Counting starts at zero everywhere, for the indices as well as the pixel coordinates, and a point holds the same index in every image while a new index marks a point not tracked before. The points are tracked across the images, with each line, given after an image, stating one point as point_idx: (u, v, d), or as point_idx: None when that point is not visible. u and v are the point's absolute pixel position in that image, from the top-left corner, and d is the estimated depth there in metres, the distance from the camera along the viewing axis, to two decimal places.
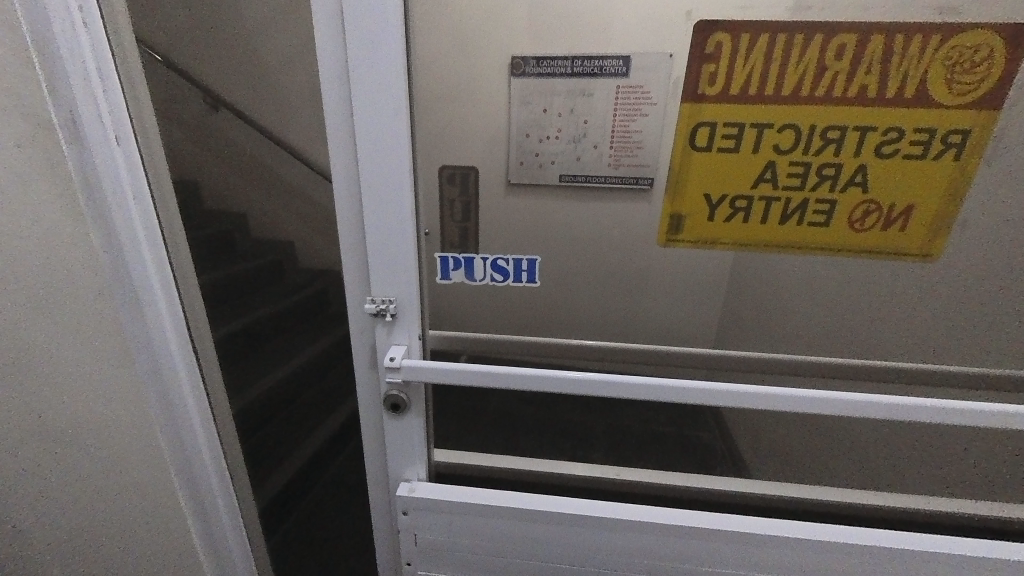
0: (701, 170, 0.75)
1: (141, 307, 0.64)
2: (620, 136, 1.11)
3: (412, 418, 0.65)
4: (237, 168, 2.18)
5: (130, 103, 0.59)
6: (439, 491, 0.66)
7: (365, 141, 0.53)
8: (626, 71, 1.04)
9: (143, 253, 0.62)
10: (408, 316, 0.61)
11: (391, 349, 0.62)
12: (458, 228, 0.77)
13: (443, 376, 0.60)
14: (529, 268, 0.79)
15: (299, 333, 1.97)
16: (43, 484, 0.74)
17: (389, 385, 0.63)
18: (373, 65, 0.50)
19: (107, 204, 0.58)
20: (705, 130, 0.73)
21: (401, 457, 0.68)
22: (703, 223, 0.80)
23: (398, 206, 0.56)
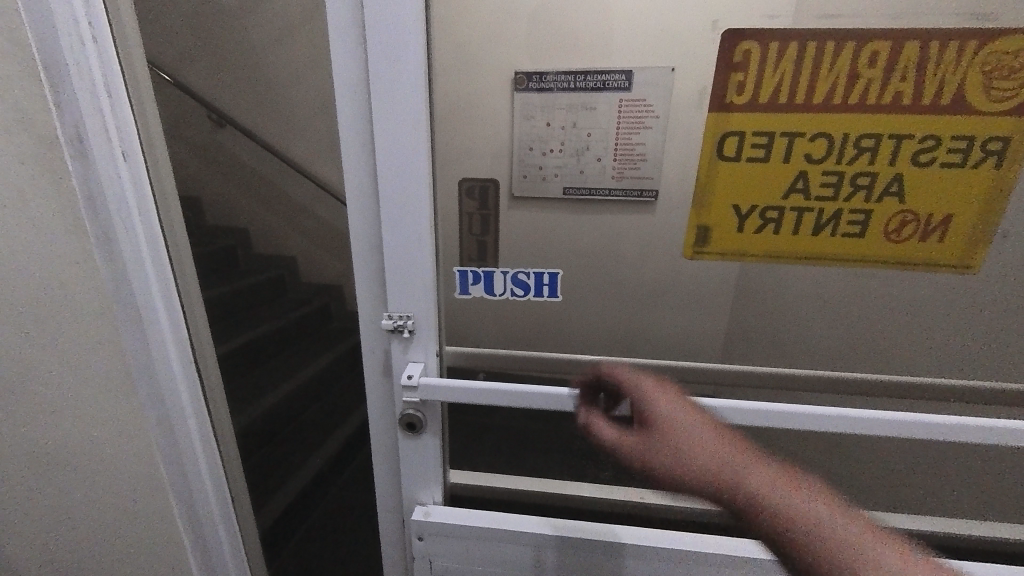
0: (730, 179, 0.75)
1: (143, 327, 0.61)
2: (622, 147, 1.12)
3: (428, 438, 0.63)
4: (238, 184, 2.17)
5: (138, 119, 0.57)
6: (456, 516, 0.63)
7: (385, 154, 0.52)
8: (629, 86, 1.06)
9: (146, 273, 0.59)
10: (426, 332, 0.59)
11: (408, 366, 0.60)
12: (476, 243, 0.73)
13: (461, 395, 0.57)
14: (551, 283, 0.75)
15: (299, 349, 1.94)
16: (33, 511, 0.70)
17: (404, 404, 0.61)
18: (393, 75, 0.49)
19: (112, 219, 0.56)
20: (733, 140, 0.73)
21: (416, 479, 0.65)
22: (731, 235, 0.79)
23: (416, 219, 0.54)
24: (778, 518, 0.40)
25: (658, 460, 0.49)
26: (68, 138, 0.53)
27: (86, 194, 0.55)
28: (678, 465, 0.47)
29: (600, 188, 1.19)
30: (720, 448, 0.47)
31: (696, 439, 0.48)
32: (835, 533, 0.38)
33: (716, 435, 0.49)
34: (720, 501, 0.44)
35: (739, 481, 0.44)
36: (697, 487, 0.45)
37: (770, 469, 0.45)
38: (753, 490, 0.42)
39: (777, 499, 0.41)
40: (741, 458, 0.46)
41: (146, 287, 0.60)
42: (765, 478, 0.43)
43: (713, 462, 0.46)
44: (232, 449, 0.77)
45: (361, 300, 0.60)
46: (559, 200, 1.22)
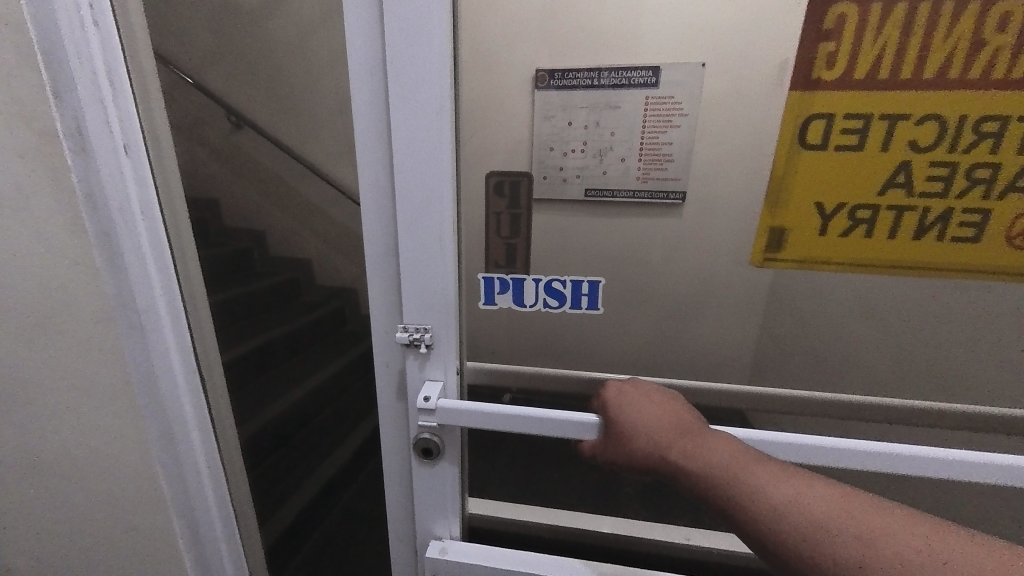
0: (811, 169, 0.82)
1: (145, 333, 0.57)
2: (650, 148, 1.12)
3: (446, 466, 0.57)
4: (254, 187, 2.18)
5: (143, 112, 0.54)
6: (474, 555, 0.57)
7: (405, 149, 0.47)
8: (656, 82, 1.06)
9: (147, 277, 0.55)
10: (445, 347, 0.54)
11: (425, 386, 0.54)
12: (504, 247, 0.65)
13: (483, 421, 0.51)
14: (590, 293, 0.73)
15: (313, 353, 1.91)
16: (34, 525, 0.68)
17: (420, 428, 0.55)
18: (414, 59, 0.44)
19: (113, 218, 0.53)
20: (819, 125, 0.79)
21: (433, 509, 0.60)
22: (812, 236, 0.86)
23: (437, 222, 0.49)
24: (707, 482, 0.39)
25: (610, 442, 0.47)
26: (71, 134, 0.50)
27: (85, 191, 0.52)
28: (624, 443, 0.46)
29: (623, 190, 1.16)
30: (673, 420, 0.45)
31: (637, 409, 0.47)
32: (753, 482, 0.37)
33: (660, 405, 0.47)
34: (660, 470, 0.43)
35: (684, 454, 0.42)
36: (637, 458, 0.45)
37: (709, 433, 0.43)
38: (682, 458, 0.42)
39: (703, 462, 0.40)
40: (684, 426, 0.45)
41: (148, 292, 0.56)
42: (698, 446, 0.42)
43: (657, 434, 0.44)
44: (238, 462, 0.72)
45: (375, 309, 0.55)
46: (580, 202, 1.16)
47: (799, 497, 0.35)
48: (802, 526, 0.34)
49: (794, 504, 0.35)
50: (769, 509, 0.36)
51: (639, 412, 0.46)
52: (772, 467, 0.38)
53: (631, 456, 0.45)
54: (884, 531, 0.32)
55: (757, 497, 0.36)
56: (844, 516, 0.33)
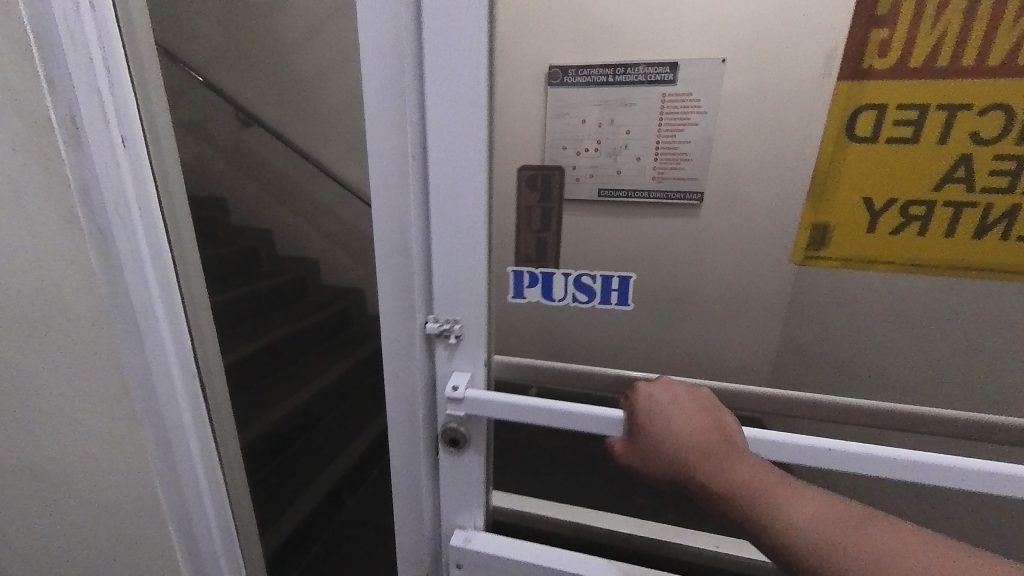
0: (861, 161, 0.68)
1: (142, 337, 0.53)
2: (665, 148, 1.10)
3: (472, 455, 0.55)
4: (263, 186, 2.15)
5: (140, 102, 0.50)
6: (499, 547, 0.55)
7: (437, 133, 0.44)
8: (672, 79, 1.07)
9: (145, 277, 0.52)
10: (474, 339, 0.51)
11: (452, 377, 0.51)
12: (535, 240, 0.62)
13: (513, 414, 0.49)
14: (620, 288, 0.65)
15: (319, 354, 1.88)
16: (28, 533, 0.65)
17: (447, 417, 0.54)
18: (449, 38, 0.41)
19: (109, 215, 0.49)
20: (870, 115, 0.65)
21: (455, 501, 0.58)
22: (856, 235, 0.70)
23: (469, 208, 0.45)
24: (727, 504, 0.38)
25: (632, 454, 0.45)
26: (63, 123, 0.47)
27: (80, 186, 0.48)
28: (643, 457, 0.44)
29: (640, 190, 1.12)
30: (705, 430, 0.43)
31: (660, 424, 0.44)
32: (775, 515, 0.36)
33: (687, 416, 0.44)
34: (679, 487, 0.42)
35: (704, 475, 0.40)
36: (658, 472, 0.43)
37: (734, 455, 0.41)
38: (702, 480, 0.40)
39: (724, 486, 0.39)
40: (712, 442, 0.42)
41: (145, 293, 0.52)
42: (720, 471, 0.40)
43: (678, 452, 0.42)
44: (239, 472, 0.69)
45: (387, 313, 0.53)
46: (595, 202, 1.06)
47: (822, 539, 0.34)
48: (825, 565, 0.33)
49: (817, 544, 0.34)
50: (791, 542, 0.35)
51: (660, 427, 0.44)
52: (797, 502, 0.36)
53: (651, 471, 0.44)
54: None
55: (776, 530, 0.35)
56: (872, 563, 0.32)
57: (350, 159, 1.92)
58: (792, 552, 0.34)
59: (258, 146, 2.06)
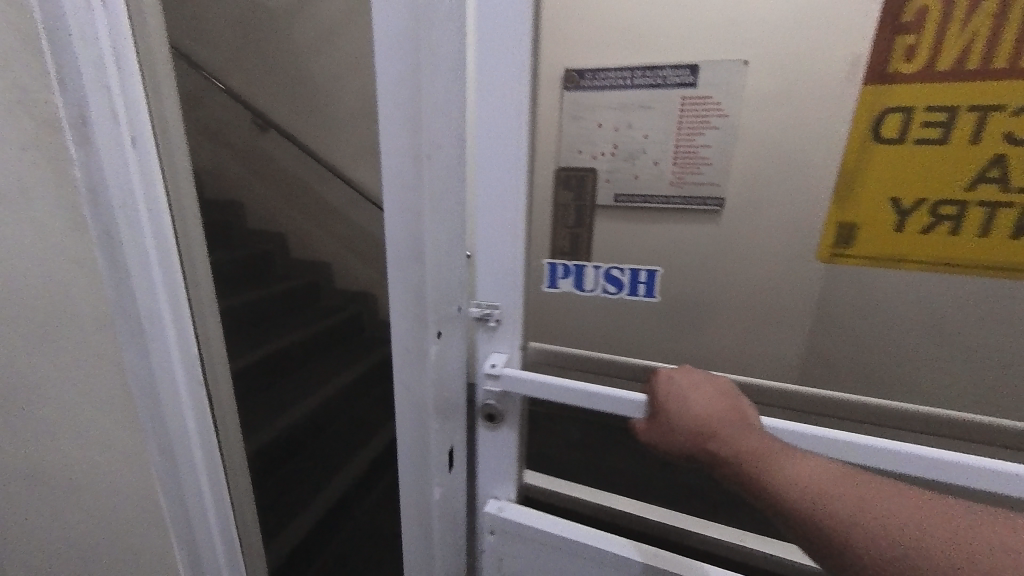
0: (888, 165, 0.79)
1: (146, 344, 0.52)
2: (686, 151, 1.06)
3: (507, 431, 0.61)
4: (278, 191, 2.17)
5: (150, 100, 0.48)
6: (529, 516, 0.63)
7: (486, 142, 0.51)
8: (694, 81, 1.03)
9: (152, 280, 0.50)
10: (512, 326, 0.58)
11: (491, 355, 0.59)
12: (568, 235, 0.66)
13: (545, 392, 0.54)
14: (648, 280, 0.67)
15: (331, 358, 1.88)
16: (30, 540, 0.64)
17: (484, 394, 0.60)
18: (502, 65, 0.49)
19: (117, 219, 0.48)
20: (898, 116, 0.76)
21: (489, 474, 0.64)
22: (890, 232, 0.80)
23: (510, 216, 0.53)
24: (736, 467, 0.39)
25: (649, 425, 0.46)
26: (70, 121, 0.45)
27: (87, 188, 0.47)
28: (659, 426, 0.45)
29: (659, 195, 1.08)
30: (721, 406, 0.43)
31: (678, 393, 0.45)
32: (783, 473, 0.36)
33: (706, 390, 0.45)
34: (691, 454, 0.43)
35: (716, 439, 0.41)
36: (670, 441, 0.44)
37: (751, 426, 0.41)
38: (712, 445, 0.41)
39: (735, 449, 0.39)
40: (730, 414, 0.43)
41: (151, 298, 0.51)
42: (733, 435, 0.40)
43: (693, 419, 0.43)
44: (244, 481, 0.67)
45: (396, 325, 0.50)
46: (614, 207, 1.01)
47: (829, 493, 0.34)
48: (831, 520, 0.32)
49: (824, 498, 0.34)
50: (797, 500, 0.34)
51: (678, 397, 0.45)
52: (810, 464, 0.37)
53: (664, 441, 0.45)
54: (924, 530, 0.30)
55: (784, 487, 0.35)
56: (880, 515, 0.31)
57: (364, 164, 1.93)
58: (799, 511, 0.34)
59: (274, 151, 2.08)
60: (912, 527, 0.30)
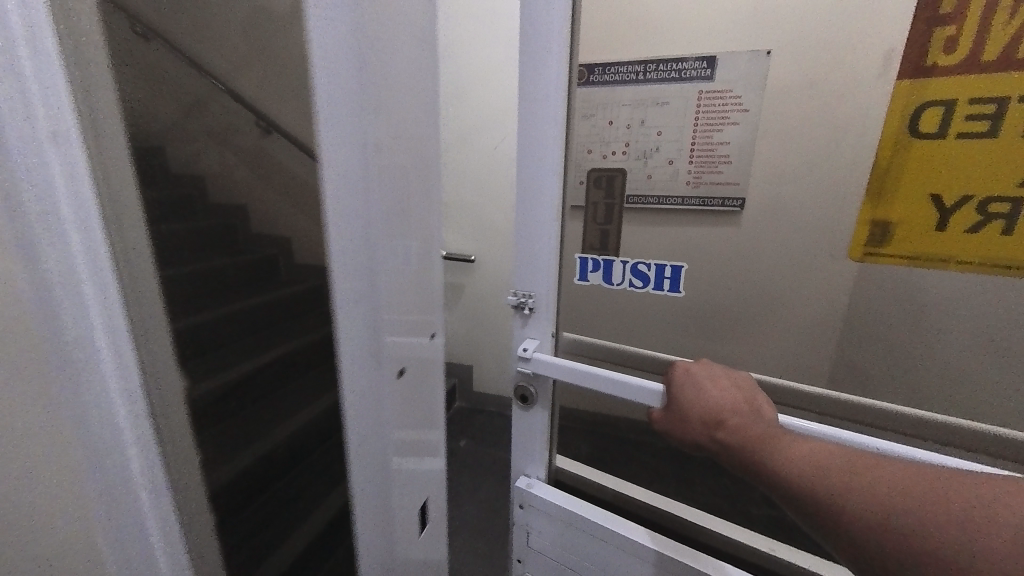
0: (919, 160, 0.77)
1: (81, 387, 0.42)
2: (703, 149, 1.00)
3: (537, 407, 0.86)
4: (276, 196, 2.09)
5: (74, 85, 0.39)
6: (550, 497, 0.89)
7: (525, 172, 0.73)
8: (711, 74, 0.95)
9: (86, 306, 0.41)
10: (544, 307, 0.79)
11: (526, 340, 0.82)
12: (598, 232, 0.85)
13: (562, 372, 0.77)
14: (671, 276, 0.86)
15: None
16: None
17: (518, 375, 0.85)
18: (537, 121, 0.70)
19: (30, 230, 0.38)
20: (938, 110, 0.74)
21: (525, 456, 0.92)
22: (919, 234, 0.79)
23: (547, 204, 0.73)
24: (744, 453, 0.52)
25: (677, 420, 0.60)
26: None
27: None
28: (686, 421, 0.58)
29: (674, 196, 1.00)
30: (735, 403, 0.56)
31: (701, 395, 0.58)
32: (778, 455, 0.49)
33: (724, 390, 0.58)
34: (710, 445, 0.56)
35: (728, 431, 0.54)
36: (695, 433, 0.57)
37: (759, 421, 0.54)
38: (724, 434, 0.54)
39: (742, 438, 0.52)
40: (741, 411, 0.55)
41: (84, 328, 0.41)
42: (740, 427, 0.53)
43: (712, 414, 0.56)
44: (204, 538, 0.57)
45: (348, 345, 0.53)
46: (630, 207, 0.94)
47: (815, 469, 0.46)
48: (816, 489, 0.45)
49: (809, 473, 0.46)
50: (790, 476, 0.47)
51: (698, 398, 0.58)
52: (798, 446, 0.49)
53: (691, 434, 0.58)
54: (884, 490, 0.41)
55: (776, 466, 0.48)
56: (851, 483, 0.43)
57: None
58: (793, 484, 0.46)
59: (272, 154, 2.00)
60: (875, 489, 0.42)
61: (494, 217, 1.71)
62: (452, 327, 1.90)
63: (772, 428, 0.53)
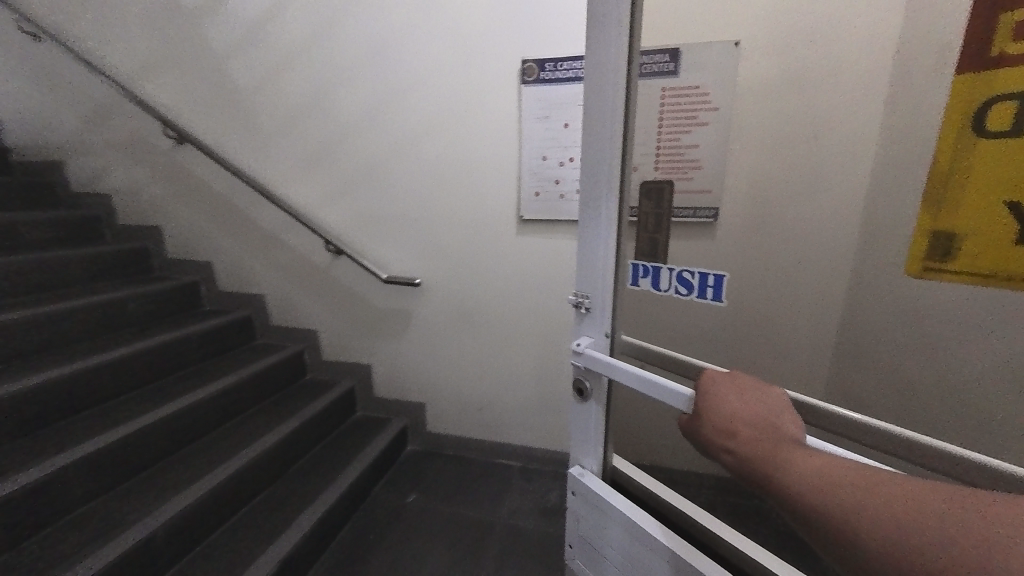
0: (990, 156, 0.57)
1: None
2: (671, 152, 0.74)
3: (593, 409, 0.67)
4: (196, 214, 1.77)
5: None
6: (602, 489, 0.66)
7: (590, 147, 0.60)
8: (673, 70, 0.72)
9: None
10: (601, 311, 0.64)
11: (581, 335, 0.68)
12: (649, 239, 0.68)
13: (615, 375, 0.59)
14: (716, 284, 0.69)
15: (259, 415, 1.48)
16: None
17: (575, 371, 0.69)
18: (600, 82, 0.57)
19: None
20: (1011, 105, 0.54)
21: (579, 443, 0.72)
22: (982, 248, 0.58)
23: (605, 209, 0.60)
24: (745, 467, 0.38)
25: (688, 428, 0.46)
26: None
27: None
28: (695, 430, 0.44)
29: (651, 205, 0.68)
30: (755, 408, 0.41)
31: (712, 396, 0.44)
32: (783, 467, 0.35)
33: (744, 393, 0.43)
34: (714, 455, 0.42)
35: (730, 438, 0.40)
36: (702, 444, 0.44)
37: (782, 428, 0.39)
38: (725, 443, 0.40)
39: (745, 447, 0.38)
40: (764, 415, 0.40)
41: None
42: (747, 433, 0.39)
43: (716, 420, 0.42)
44: None
45: None
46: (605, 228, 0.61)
47: (825, 489, 0.32)
48: (824, 513, 0.31)
49: (816, 491, 0.32)
50: (792, 494, 0.33)
51: (710, 400, 0.44)
52: (818, 458, 0.34)
53: (698, 441, 0.44)
54: (914, 520, 0.27)
55: (777, 483, 0.35)
56: (874, 510, 0.29)
57: (298, 177, 1.58)
58: (795, 504, 0.33)
59: (188, 165, 1.73)
60: (904, 518, 0.28)
61: (444, 235, 1.49)
62: (408, 357, 1.66)
63: (794, 438, 0.37)
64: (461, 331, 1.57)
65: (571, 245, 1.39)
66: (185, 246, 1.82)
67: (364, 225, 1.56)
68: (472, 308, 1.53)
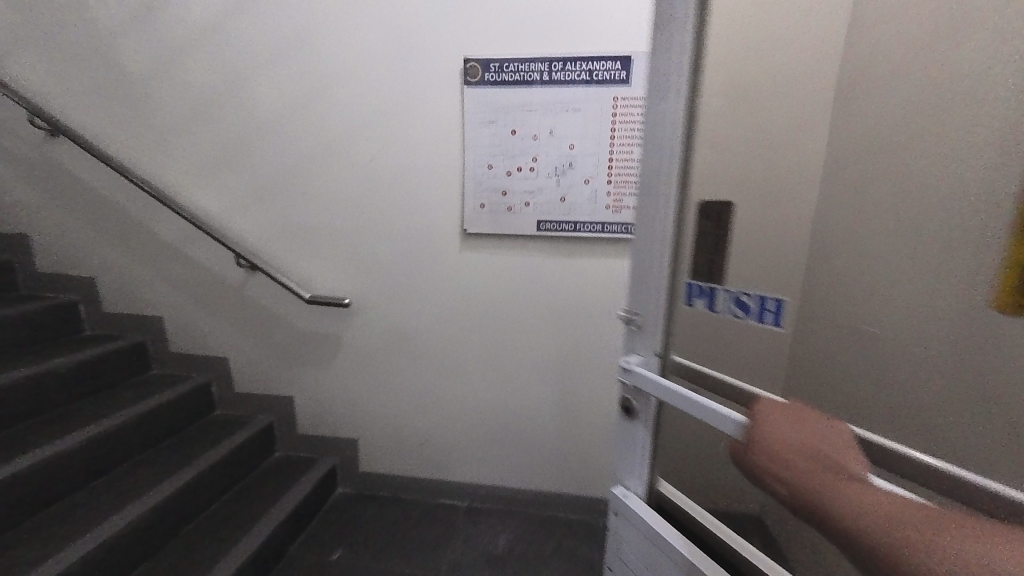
0: None
1: None
2: None
3: (641, 428, 0.64)
4: (77, 220, 1.48)
5: None
6: (644, 513, 0.63)
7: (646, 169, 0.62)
8: None
9: None
10: (653, 328, 0.63)
11: (632, 353, 0.66)
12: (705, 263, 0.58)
13: (669, 394, 0.57)
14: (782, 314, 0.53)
15: (150, 463, 1.21)
16: None
17: (623, 388, 0.67)
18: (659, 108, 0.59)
19: None
20: None
21: (624, 461, 0.68)
22: None
23: (658, 229, 0.61)
24: (788, 486, 0.41)
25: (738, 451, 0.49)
26: None
27: None
28: (744, 453, 0.48)
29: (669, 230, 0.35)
30: (805, 437, 0.44)
31: (763, 423, 0.47)
32: (824, 488, 0.38)
33: (794, 423, 0.46)
34: (761, 477, 0.45)
35: (777, 460, 0.43)
36: (751, 466, 0.47)
37: (829, 455, 0.41)
38: (770, 462, 0.44)
39: (790, 469, 0.42)
40: (813, 443, 0.43)
41: None
42: (795, 459, 0.42)
43: (766, 443, 0.45)
44: None
45: None
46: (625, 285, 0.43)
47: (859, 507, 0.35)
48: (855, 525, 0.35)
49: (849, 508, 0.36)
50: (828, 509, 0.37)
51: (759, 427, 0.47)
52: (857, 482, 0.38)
53: (747, 464, 0.47)
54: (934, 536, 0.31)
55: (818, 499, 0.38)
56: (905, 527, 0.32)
57: (207, 178, 1.35)
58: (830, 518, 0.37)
59: (65, 161, 1.44)
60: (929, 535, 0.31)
61: (385, 250, 1.33)
62: (344, 385, 1.45)
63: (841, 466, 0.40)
64: (402, 358, 1.40)
65: (528, 260, 1.27)
66: (64, 258, 1.51)
67: (291, 236, 1.35)
68: (414, 331, 1.37)
